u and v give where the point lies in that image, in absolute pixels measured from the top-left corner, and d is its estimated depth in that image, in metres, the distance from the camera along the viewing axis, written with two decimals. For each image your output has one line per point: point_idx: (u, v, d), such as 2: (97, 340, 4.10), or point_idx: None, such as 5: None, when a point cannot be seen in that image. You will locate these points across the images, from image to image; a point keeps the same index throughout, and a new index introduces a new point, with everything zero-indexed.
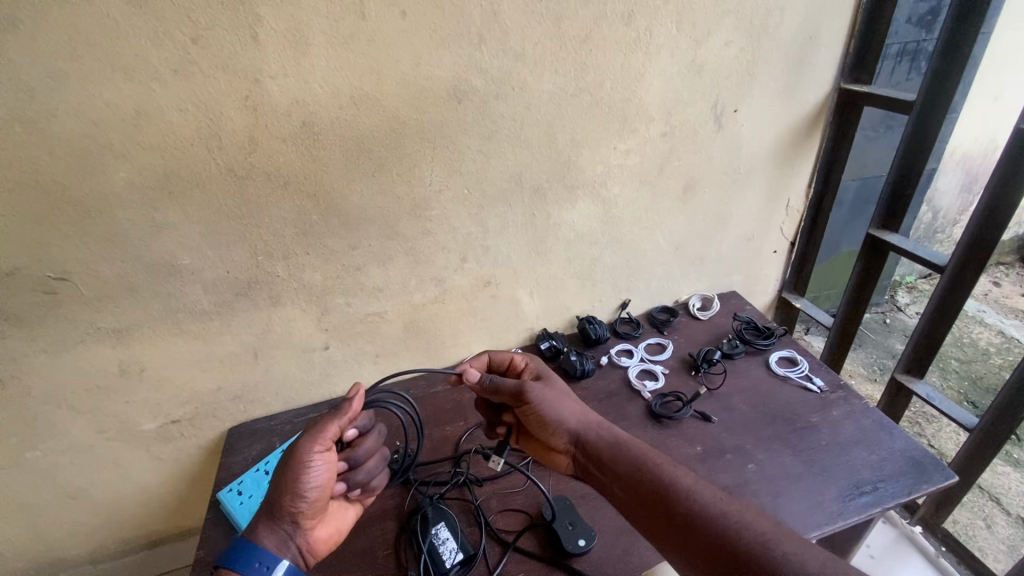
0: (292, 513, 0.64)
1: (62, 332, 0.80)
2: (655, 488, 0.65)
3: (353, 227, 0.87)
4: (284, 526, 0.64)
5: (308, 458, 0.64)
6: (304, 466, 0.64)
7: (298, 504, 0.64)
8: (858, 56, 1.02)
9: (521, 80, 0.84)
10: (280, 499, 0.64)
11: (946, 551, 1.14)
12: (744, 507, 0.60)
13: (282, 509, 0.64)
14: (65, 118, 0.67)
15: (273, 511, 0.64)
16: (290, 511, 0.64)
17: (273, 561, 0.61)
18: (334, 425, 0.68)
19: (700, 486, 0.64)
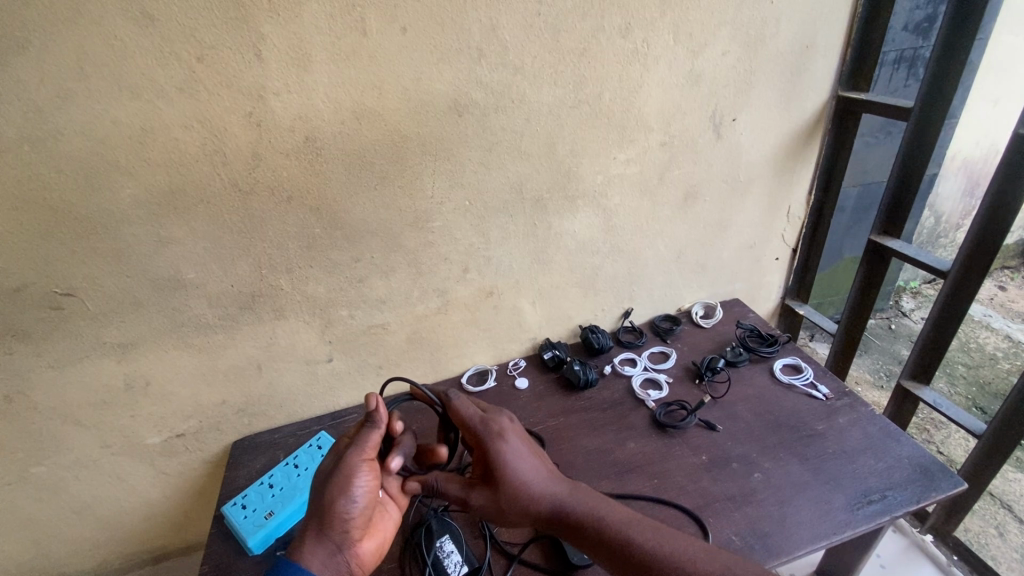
0: (341, 525, 0.63)
1: (68, 347, 0.80)
2: (610, 562, 0.63)
3: (356, 240, 0.87)
4: (334, 537, 0.63)
5: (354, 468, 0.65)
6: (351, 477, 0.64)
7: (348, 511, 0.64)
8: (855, 64, 1.03)
9: (520, 93, 0.85)
10: (326, 512, 0.63)
11: (959, 560, 1.13)
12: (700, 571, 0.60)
13: (332, 519, 0.63)
14: (73, 137, 0.68)
15: (322, 523, 0.63)
16: (341, 519, 0.63)
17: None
18: (374, 434, 0.67)
19: (654, 557, 0.62)
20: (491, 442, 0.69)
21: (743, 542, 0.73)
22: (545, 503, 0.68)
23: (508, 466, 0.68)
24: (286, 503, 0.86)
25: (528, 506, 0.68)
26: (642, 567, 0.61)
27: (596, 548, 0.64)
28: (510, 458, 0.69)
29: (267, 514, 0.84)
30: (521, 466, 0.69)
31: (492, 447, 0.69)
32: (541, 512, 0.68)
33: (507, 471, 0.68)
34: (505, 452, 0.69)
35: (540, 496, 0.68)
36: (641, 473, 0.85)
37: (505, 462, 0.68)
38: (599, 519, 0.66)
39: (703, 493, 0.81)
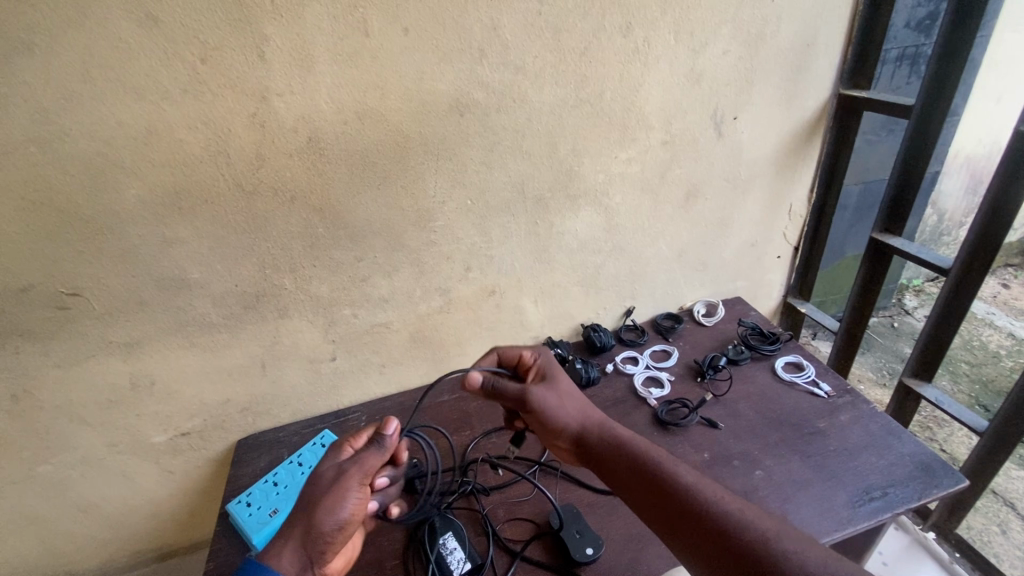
0: (320, 541, 0.62)
1: (74, 346, 0.81)
2: (654, 489, 0.63)
3: (359, 239, 0.88)
4: (313, 555, 0.62)
5: (351, 488, 0.65)
6: (347, 494, 0.64)
7: (334, 531, 0.63)
8: (857, 62, 1.03)
9: (522, 92, 0.85)
10: (312, 524, 0.62)
11: (961, 557, 1.13)
12: (747, 510, 0.58)
13: (318, 537, 0.62)
14: (78, 138, 0.69)
15: (307, 537, 0.61)
16: (326, 539, 0.62)
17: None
18: (378, 458, 0.68)
19: (698, 488, 0.61)
20: (551, 362, 0.81)
21: None
22: (590, 422, 0.74)
23: (563, 381, 0.78)
24: (290, 502, 0.87)
25: (575, 419, 0.74)
26: (689, 494, 0.61)
27: (639, 472, 0.66)
28: (565, 376, 0.79)
29: (271, 512, 0.85)
30: (572, 388, 0.78)
31: (546, 362, 0.80)
32: (585, 429, 0.73)
33: (562, 384, 0.78)
34: (561, 375, 0.79)
35: (588, 415, 0.75)
36: None
37: (560, 377, 0.78)
38: (644, 446, 0.68)
39: None
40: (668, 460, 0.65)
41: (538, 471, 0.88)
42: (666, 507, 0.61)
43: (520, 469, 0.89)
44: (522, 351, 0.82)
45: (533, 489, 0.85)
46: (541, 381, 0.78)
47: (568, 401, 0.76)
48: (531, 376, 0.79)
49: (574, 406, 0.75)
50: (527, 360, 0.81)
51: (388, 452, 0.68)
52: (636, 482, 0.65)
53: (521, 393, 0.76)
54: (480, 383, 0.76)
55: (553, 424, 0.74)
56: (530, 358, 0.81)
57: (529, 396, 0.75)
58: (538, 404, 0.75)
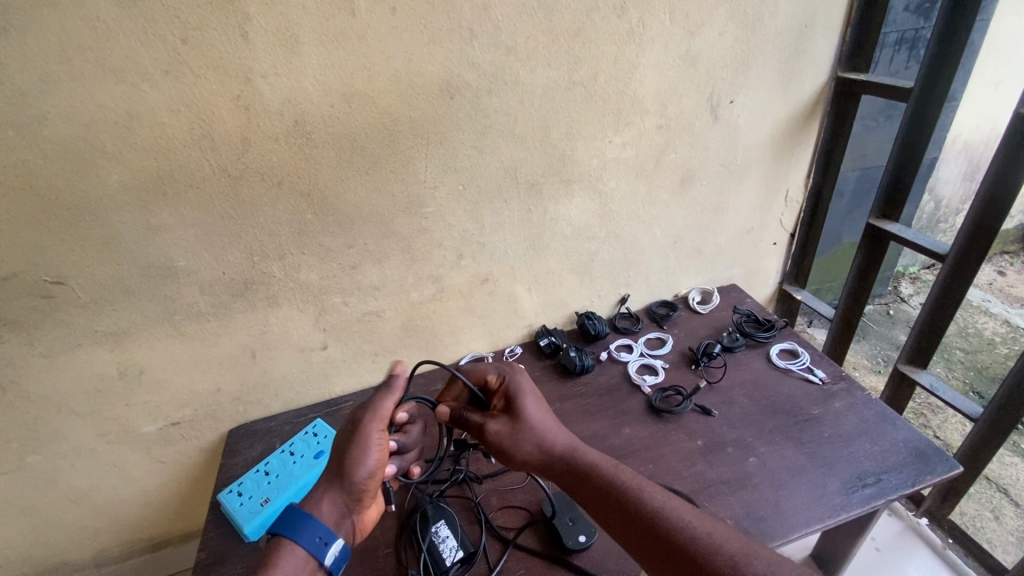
0: (354, 489, 0.63)
1: (59, 336, 0.80)
2: (624, 515, 0.62)
3: (349, 226, 0.86)
4: (345, 502, 0.63)
5: (374, 438, 0.64)
6: (371, 444, 0.64)
7: (360, 479, 0.63)
8: (855, 45, 1.02)
9: (514, 74, 0.83)
10: (342, 474, 0.63)
11: (954, 543, 1.14)
12: (716, 530, 0.59)
13: (347, 484, 0.63)
14: (58, 122, 0.67)
15: (338, 486, 0.63)
16: (356, 486, 0.63)
17: (330, 536, 0.60)
18: (389, 401, 0.67)
19: (668, 511, 0.61)
20: (514, 383, 0.75)
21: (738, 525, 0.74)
22: (557, 445, 0.71)
23: (526, 402, 0.73)
24: (282, 490, 0.86)
25: (538, 446, 0.70)
26: (658, 519, 0.61)
27: (607, 499, 0.64)
28: (530, 397, 0.74)
29: (263, 501, 0.84)
30: (537, 411, 0.73)
31: (508, 384, 0.75)
32: (551, 454, 0.70)
33: (526, 406, 0.73)
34: (523, 399, 0.73)
35: (551, 439, 0.71)
36: (637, 458, 0.85)
37: (524, 399, 0.73)
38: (612, 471, 0.67)
39: (698, 478, 0.81)
40: (637, 484, 0.64)
41: None
42: (636, 533, 0.61)
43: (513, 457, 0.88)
44: (484, 372, 0.77)
45: (525, 477, 0.85)
46: (506, 407, 0.74)
47: (533, 425, 0.71)
48: (497, 400, 0.75)
49: (539, 429, 0.71)
50: (492, 382, 0.76)
51: (395, 396, 0.68)
52: (604, 508, 0.64)
53: (479, 424, 0.72)
54: (446, 415, 0.74)
55: (516, 453, 0.70)
56: (494, 380, 0.76)
57: (486, 430, 0.71)
58: (498, 437, 0.71)
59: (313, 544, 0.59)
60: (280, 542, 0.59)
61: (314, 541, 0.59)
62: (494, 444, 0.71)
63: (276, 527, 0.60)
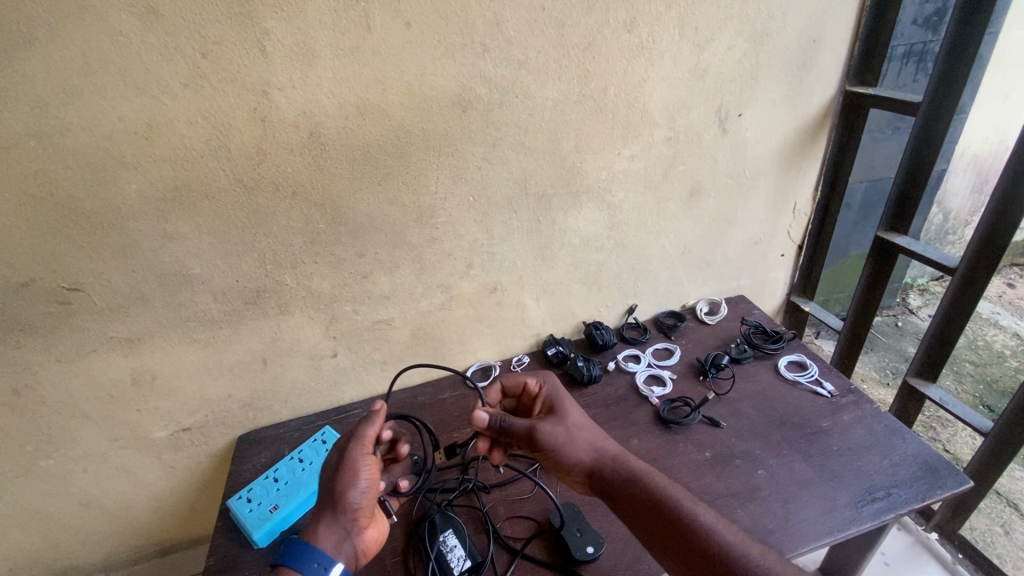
0: (348, 513, 0.65)
1: (75, 341, 0.81)
2: (679, 530, 0.63)
3: (360, 236, 0.87)
4: (344, 525, 0.65)
5: (360, 462, 0.67)
6: (358, 467, 0.66)
7: (354, 501, 0.65)
8: (863, 59, 1.02)
9: (524, 88, 0.84)
10: (335, 499, 0.65)
11: (964, 558, 1.13)
12: (768, 552, 0.61)
13: (341, 508, 0.65)
14: (79, 133, 0.69)
15: (332, 512, 0.65)
16: (350, 508, 0.65)
17: (329, 561, 0.62)
18: (372, 428, 0.69)
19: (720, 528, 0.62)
20: (556, 388, 0.78)
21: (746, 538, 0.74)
22: (605, 453, 0.71)
23: (570, 408, 0.75)
24: (291, 497, 0.86)
25: (588, 450, 0.72)
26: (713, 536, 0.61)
27: (656, 512, 0.65)
28: (572, 404, 0.76)
29: (271, 508, 0.84)
30: (581, 418, 0.75)
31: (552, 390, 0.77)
32: (599, 462, 0.71)
33: (570, 413, 0.74)
34: (567, 403, 0.76)
35: (599, 446, 0.72)
36: None
37: (568, 407, 0.75)
38: (661, 482, 0.68)
39: (707, 490, 0.81)
40: (686, 498, 0.65)
41: (539, 469, 0.88)
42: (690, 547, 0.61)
43: (520, 466, 0.89)
44: (525, 378, 0.79)
45: (533, 487, 0.85)
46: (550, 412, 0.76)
47: (579, 431, 0.73)
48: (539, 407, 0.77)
49: (584, 437, 0.72)
50: (532, 389, 0.79)
51: (377, 419, 0.70)
52: (656, 520, 0.65)
53: (527, 428, 0.71)
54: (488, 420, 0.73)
55: (566, 458, 0.71)
56: (534, 387, 0.79)
57: (537, 431, 0.71)
58: (547, 437, 0.70)
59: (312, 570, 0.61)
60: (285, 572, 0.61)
61: (314, 567, 0.61)
62: (543, 444, 0.70)
63: (280, 556, 0.62)
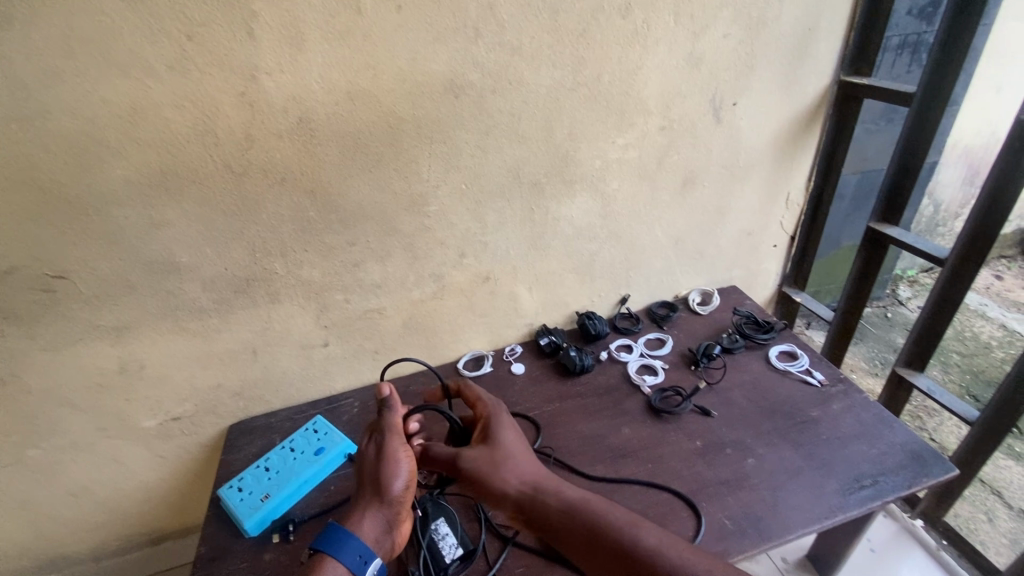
0: (393, 503, 0.67)
1: (62, 330, 0.80)
2: (618, 558, 0.60)
3: (351, 223, 0.86)
4: (386, 517, 0.66)
5: (402, 455, 0.69)
6: (401, 458, 0.69)
7: (398, 492, 0.67)
8: (858, 48, 1.02)
9: (518, 74, 0.83)
10: (379, 491, 0.66)
11: (947, 544, 1.15)
12: (714, 566, 0.58)
13: (387, 500, 0.66)
14: (62, 117, 0.67)
15: (376, 503, 0.66)
16: (394, 500, 0.67)
17: (369, 553, 0.62)
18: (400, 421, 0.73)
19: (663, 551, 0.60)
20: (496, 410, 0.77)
21: (735, 525, 0.75)
22: (536, 480, 0.69)
23: (507, 431, 0.74)
24: (282, 486, 0.86)
25: (518, 476, 0.70)
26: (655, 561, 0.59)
27: (594, 540, 0.62)
28: (509, 425, 0.76)
29: (263, 497, 0.84)
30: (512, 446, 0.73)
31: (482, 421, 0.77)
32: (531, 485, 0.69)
33: (505, 435, 0.74)
34: (503, 425, 0.75)
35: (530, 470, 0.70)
36: (636, 457, 0.86)
37: (504, 428, 0.75)
38: (600, 507, 0.65)
39: (697, 479, 0.82)
40: (628, 522, 0.63)
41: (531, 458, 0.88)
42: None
43: None
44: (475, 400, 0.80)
45: None
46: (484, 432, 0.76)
47: (512, 451, 0.72)
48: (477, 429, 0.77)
49: (516, 459, 0.71)
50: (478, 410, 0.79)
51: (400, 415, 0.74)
52: (596, 547, 0.62)
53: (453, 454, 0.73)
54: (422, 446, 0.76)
55: (491, 482, 0.69)
56: (480, 408, 0.79)
57: (461, 458, 0.72)
58: (473, 464, 0.71)
59: (353, 562, 0.61)
60: (323, 558, 0.61)
61: (355, 557, 0.61)
62: (469, 472, 0.71)
63: (319, 542, 0.62)
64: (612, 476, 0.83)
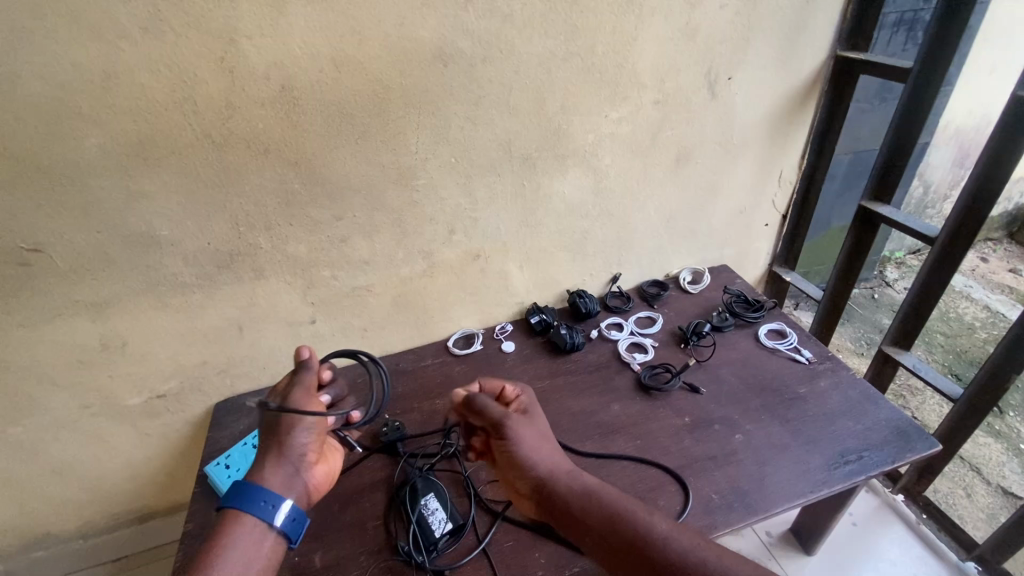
0: (299, 452, 0.64)
1: (38, 305, 0.78)
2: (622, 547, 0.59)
3: (338, 197, 0.84)
4: (291, 466, 0.64)
5: (305, 410, 0.65)
6: (309, 408, 0.66)
7: (303, 445, 0.64)
8: (856, 23, 1.00)
9: (509, 43, 0.81)
10: (280, 443, 0.64)
11: (927, 518, 1.18)
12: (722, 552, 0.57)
13: (291, 450, 0.64)
14: (30, 81, 0.64)
15: (279, 452, 0.63)
16: (300, 450, 0.64)
17: (279, 499, 0.61)
18: (307, 374, 0.68)
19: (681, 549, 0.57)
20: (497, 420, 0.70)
21: (723, 500, 0.75)
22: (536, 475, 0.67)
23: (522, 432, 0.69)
24: None
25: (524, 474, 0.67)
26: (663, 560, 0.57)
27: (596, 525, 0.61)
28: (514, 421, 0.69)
29: None
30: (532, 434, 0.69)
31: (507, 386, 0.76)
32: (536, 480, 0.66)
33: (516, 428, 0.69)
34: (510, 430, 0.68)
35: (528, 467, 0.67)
36: (625, 434, 0.87)
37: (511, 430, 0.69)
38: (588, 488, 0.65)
39: (685, 454, 0.83)
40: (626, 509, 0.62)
41: None
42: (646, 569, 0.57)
43: None
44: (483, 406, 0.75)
45: None
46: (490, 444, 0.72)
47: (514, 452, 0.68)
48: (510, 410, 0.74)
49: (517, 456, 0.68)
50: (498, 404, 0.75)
51: (316, 366, 0.69)
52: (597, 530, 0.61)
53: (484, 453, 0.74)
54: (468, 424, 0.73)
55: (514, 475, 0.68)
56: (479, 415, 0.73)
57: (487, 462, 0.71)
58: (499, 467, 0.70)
59: (261, 510, 0.60)
60: (230, 513, 0.60)
61: (262, 505, 0.60)
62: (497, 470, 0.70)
63: (224, 498, 0.61)
64: (601, 452, 0.84)
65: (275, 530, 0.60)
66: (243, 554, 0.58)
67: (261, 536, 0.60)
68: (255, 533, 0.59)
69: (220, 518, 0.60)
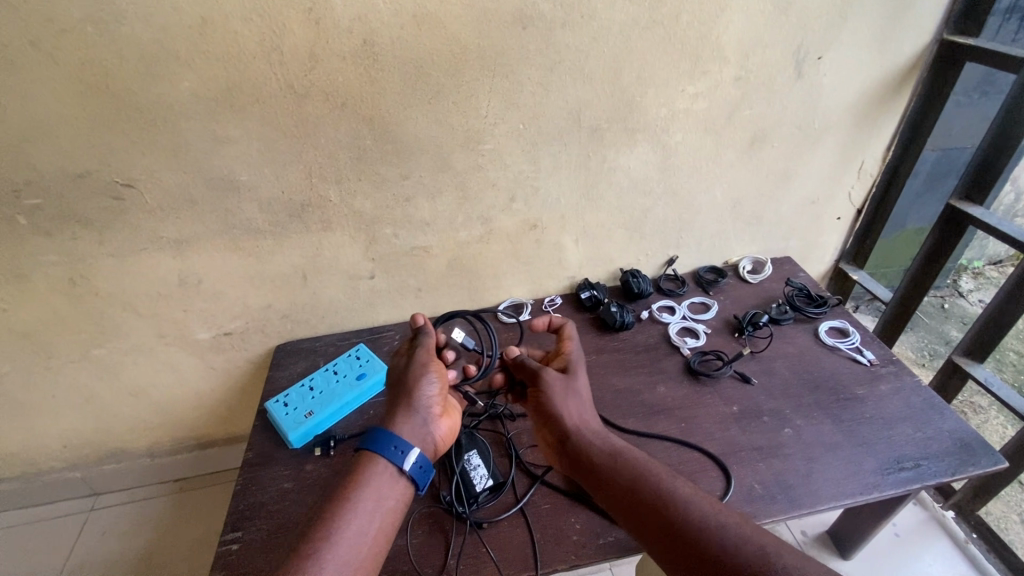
0: (425, 401, 0.65)
1: (127, 238, 0.84)
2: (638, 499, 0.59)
3: (406, 157, 0.86)
4: (419, 415, 0.63)
5: (428, 368, 0.67)
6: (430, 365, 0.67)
7: (426, 397, 0.65)
8: (969, 4, 0.92)
9: (591, 7, 0.79)
10: (406, 396, 0.64)
11: (977, 538, 1.12)
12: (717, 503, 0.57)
13: (415, 400, 0.64)
14: (134, 23, 0.68)
15: (405, 401, 0.64)
16: (424, 401, 0.64)
17: (408, 446, 0.60)
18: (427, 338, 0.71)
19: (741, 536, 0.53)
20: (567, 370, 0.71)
21: (766, 491, 0.74)
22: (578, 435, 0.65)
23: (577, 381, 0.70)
24: (324, 406, 0.89)
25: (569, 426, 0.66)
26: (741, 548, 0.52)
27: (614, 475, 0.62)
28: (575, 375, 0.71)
29: (306, 414, 0.88)
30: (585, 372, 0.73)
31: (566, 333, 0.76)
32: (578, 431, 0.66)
33: (580, 374, 0.71)
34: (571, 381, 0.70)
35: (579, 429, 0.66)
36: (670, 415, 0.86)
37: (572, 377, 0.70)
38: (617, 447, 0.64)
39: (730, 442, 0.82)
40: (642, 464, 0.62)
41: None
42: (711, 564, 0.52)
43: None
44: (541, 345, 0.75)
45: None
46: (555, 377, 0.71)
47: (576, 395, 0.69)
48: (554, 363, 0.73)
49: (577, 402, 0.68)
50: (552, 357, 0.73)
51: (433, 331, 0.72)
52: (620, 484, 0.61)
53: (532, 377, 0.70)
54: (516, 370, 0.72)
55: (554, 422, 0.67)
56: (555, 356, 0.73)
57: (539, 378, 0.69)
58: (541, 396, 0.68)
59: (391, 453, 0.59)
60: (364, 453, 0.59)
61: (392, 449, 0.59)
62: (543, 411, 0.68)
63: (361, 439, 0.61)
64: (644, 430, 0.84)
65: (406, 475, 0.59)
66: (377, 493, 0.57)
67: (391, 480, 0.58)
68: (388, 477, 0.58)
69: (355, 461, 0.59)
